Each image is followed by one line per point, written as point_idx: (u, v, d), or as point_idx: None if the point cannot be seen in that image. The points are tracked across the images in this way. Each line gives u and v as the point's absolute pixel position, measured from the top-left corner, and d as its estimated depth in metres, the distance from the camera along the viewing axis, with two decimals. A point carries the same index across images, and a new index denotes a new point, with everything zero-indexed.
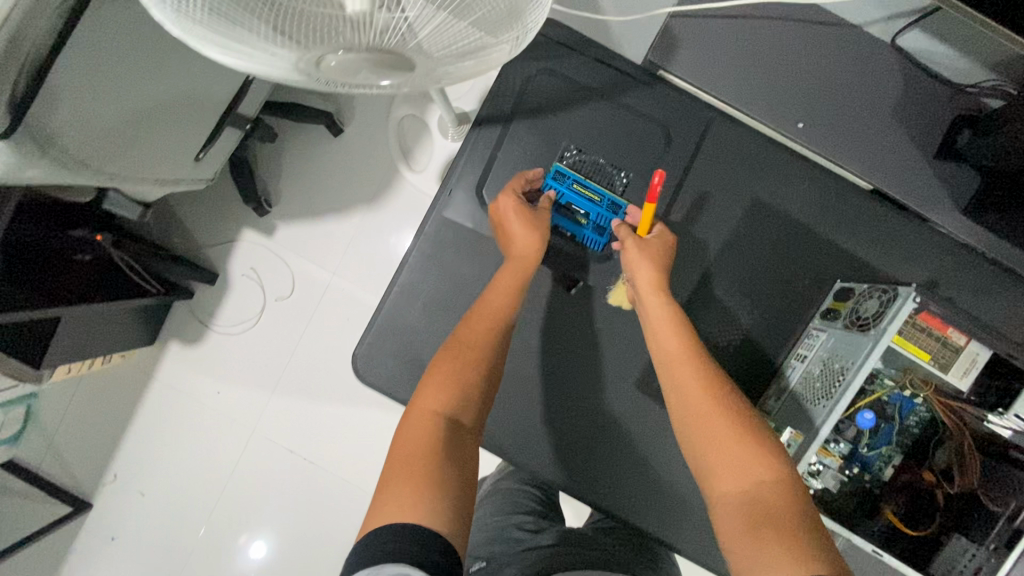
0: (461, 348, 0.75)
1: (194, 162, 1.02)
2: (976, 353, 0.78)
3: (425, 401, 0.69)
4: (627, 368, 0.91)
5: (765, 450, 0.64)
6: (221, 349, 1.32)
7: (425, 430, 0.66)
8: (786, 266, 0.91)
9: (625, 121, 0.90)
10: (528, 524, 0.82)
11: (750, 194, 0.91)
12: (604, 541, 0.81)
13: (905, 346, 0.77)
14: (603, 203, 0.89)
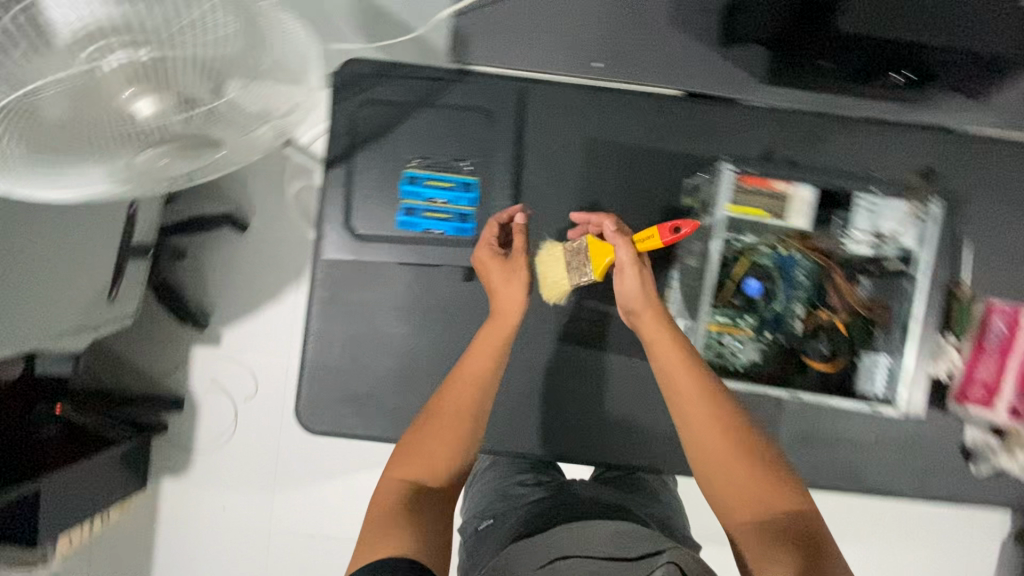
0: (440, 424, 0.76)
1: (109, 302, 1.00)
2: (803, 196, 0.94)
3: (400, 469, 0.73)
4: (534, 330, 1.01)
5: (779, 485, 0.68)
6: (207, 473, 1.29)
7: (403, 494, 0.69)
8: (643, 186, 0.99)
9: (450, 116, 0.96)
10: (527, 480, 0.95)
11: (584, 138, 0.99)
12: (597, 488, 0.92)
13: (743, 210, 0.93)
14: (457, 187, 0.94)
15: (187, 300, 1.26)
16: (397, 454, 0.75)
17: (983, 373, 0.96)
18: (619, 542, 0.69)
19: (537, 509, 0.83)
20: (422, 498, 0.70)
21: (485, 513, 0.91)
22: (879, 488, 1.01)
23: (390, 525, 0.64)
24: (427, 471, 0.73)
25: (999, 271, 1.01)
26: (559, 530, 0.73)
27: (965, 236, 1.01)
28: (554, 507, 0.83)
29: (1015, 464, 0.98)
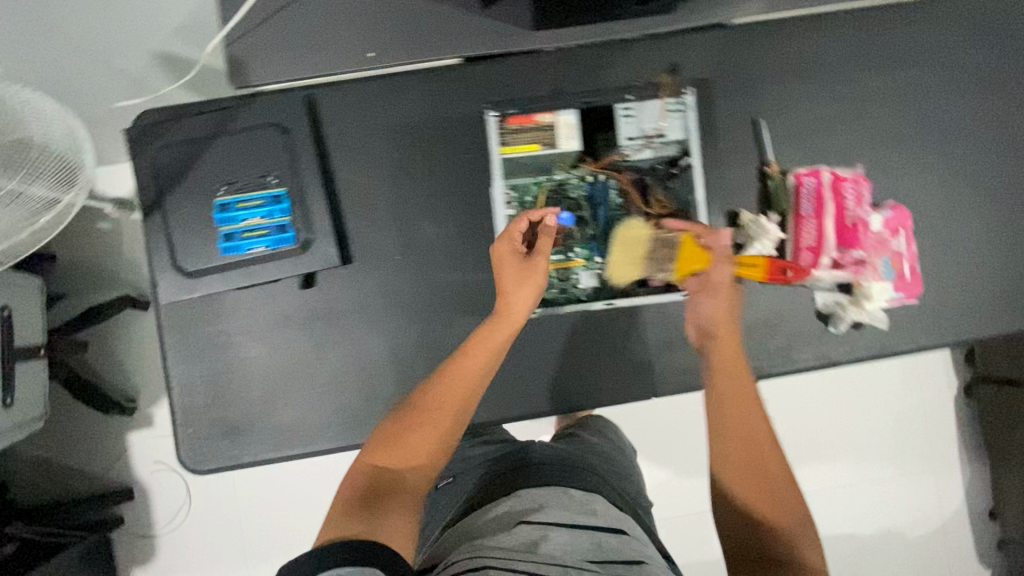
0: (432, 415, 0.86)
1: (7, 408, 1.25)
2: (567, 118, 1.01)
3: (376, 457, 0.83)
4: (390, 314, 1.03)
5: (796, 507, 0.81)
6: (182, 538, 1.71)
7: (375, 483, 0.79)
8: (450, 154, 1.04)
9: (246, 138, 0.99)
10: (484, 442, 1.18)
11: (382, 126, 1.03)
12: (548, 454, 1.05)
13: (517, 149, 1.01)
14: (267, 202, 0.98)
15: (121, 388, 1.68)
16: (376, 438, 0.85)
17: (807, 237, 1.01)
18: (574, 509, 0.86)
19: (494, 469, 1.06)
20: (394, 486, 0.80)
21: (447, 474, 1.13)
22: (755, 372, 1.03)
23: (359, 513, 0.75)
24: (408, 462, 0.83)
25: (804, 139, 1.05)
26: (522, 496, 0.91)
27: (762, 114, 1.04)
28: (509, 467, 1.03)
29: (863, 316, 1.00)
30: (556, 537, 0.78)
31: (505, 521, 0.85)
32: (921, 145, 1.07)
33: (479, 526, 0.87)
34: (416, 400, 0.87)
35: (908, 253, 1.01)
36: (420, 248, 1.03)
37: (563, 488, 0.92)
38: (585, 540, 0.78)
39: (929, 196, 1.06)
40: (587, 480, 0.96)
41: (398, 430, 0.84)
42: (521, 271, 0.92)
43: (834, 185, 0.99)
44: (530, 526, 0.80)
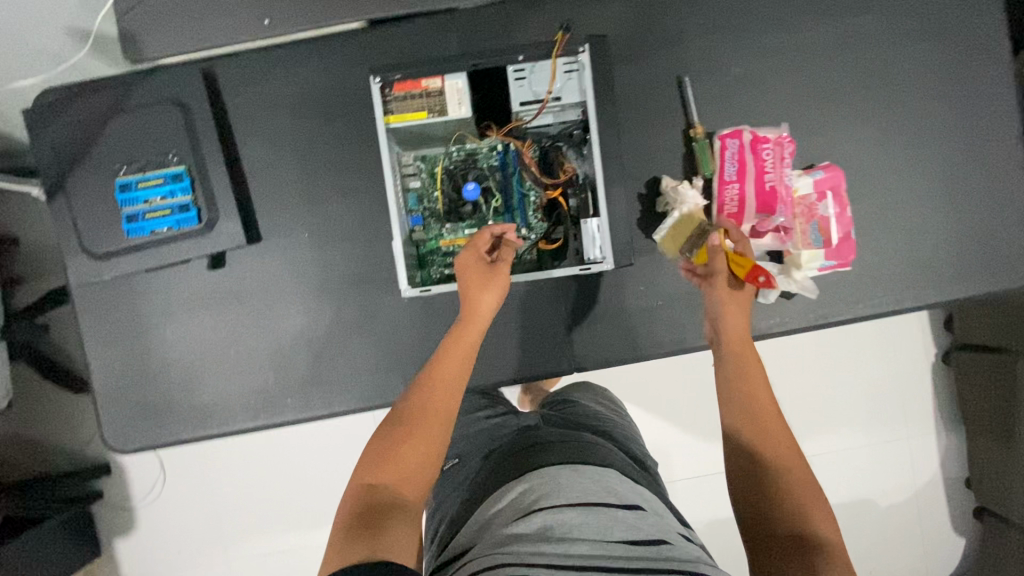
0: (426, 411, 0.73)
1: None
2: (456, 84, 0.86)
3: (369, 473, 0.69)
4: (303, 292, 1.01)
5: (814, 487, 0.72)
6: (145, 524, 1.56)
7: (373, 503, 0.65)
8: (357, 125, 0.99)
9: (143, 114, 0.96)
10: (488, 418, 1.01)
11: (286, 98, 0.99)
12: (557, 431, 0.89)
13: (404, 119, 0.87)
14: (167, 180, 0.95)
15: None
16: (365, 453, 0.71)
17: (729, 204, 0.95)
18: (588, 483, 0.71)
19: (498, 442, 0.90)
20: (393, 506, 0.65)
21: (453, 453, 0.98)
22: (678, 345, 0.99)
23: (358, 539, 0.61)
24: (409, 476, 0.68)
25: (731, 97, 0.98)
26: (536, 472, 0.75)
27: (686, 70, 0.97)
28: (514, 443, 0.87)
29: (792, 286, 0.95)
30: (578, 516, 0.64)
31: (517, 503, 0.70)
32: (858, 100, 1.00)
33: (493, 511, 0.72)
34: (405, 408, 0.74)
35: (838, 218, 0.95)
36: (332, 224, 1.01)
37: (577, 461, 0.76)
38: (613, 518, 0.65)
39: (863, 157, 1.00)
40: (600, 451, 0.81)
41: (389, 440, 0.71)
42: (494, 275, 0.83)
43: (754, 147, 0.93)
44: (546, 504, 0.67)
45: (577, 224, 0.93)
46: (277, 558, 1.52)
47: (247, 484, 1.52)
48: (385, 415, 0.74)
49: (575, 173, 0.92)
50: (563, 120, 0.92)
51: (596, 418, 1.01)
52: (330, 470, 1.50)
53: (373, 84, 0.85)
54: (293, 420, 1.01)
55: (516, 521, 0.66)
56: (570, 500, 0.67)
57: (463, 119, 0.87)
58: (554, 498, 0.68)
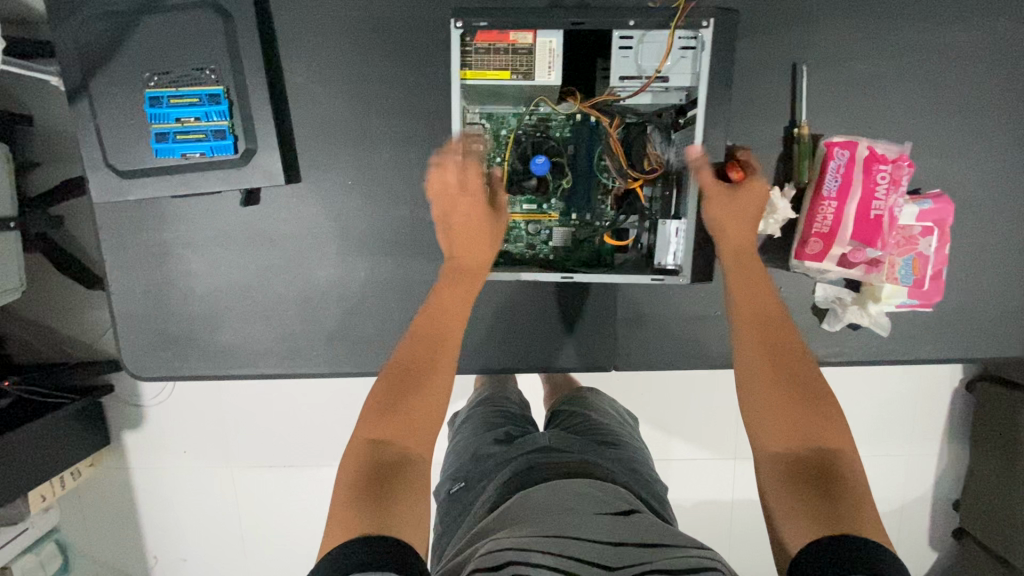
0: (422, 360, 0.70)
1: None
2: (548, 43, 0.73)
3: (368, 424, 0.65)
4: (339, 243, 0.94)
5: (825, 427, 0.61)
6: (153, 432, 1.58)
7: (379, 462, 0.61)
8: (420, 65, 0.87)
9: (180, 17, 0.84)
10: (498, 437, 0.90)
11: (341, 22, 0.87)
12: (566, 446, 0.82)
13: (482, 77, 0.75)
14: (203, 100, 0.85)
15: None
16: (368, 403, 0.66)
17: (821, 221, 0.84)
18: (596, 493, 0.68)
19: (506, 459, 0.81)
20: (403, 463, 0.62)
21: (457, 475, 0.86)
22: (726, 359, 0.93)
23: (367, 504, 0.57)
24: (417, 432, 0.65)
25: (849, 97, 0.86)
26: (544, 483, 0.70)
27: (806, 58, 0.84)
28: (517, 457, 0.79)
29: (865, 319, 0.88)
30: (584, 521, 0.62)
31: (523, 511, 0.66)
32: (988, 121, 0.87)
33: (495, 518, 0.67)
34: (407, 364, 0.69)
35: (935, 256, 0.87)
36: (377, 173, 0.91)
37: (581, 474, 0.72)
38: (614, 525, 0.62)
39: (977, 187, 0.89)
40: (608, 469, 0.76)
41: (394, 391, 0.67)
42: (489, 227, 0.79)
43: (868, 165, 0.82)
44: (549, 516, 0.63)
45: (650, 219, 0.85)
46: (279, 475, 1.57)
47: (257, 406, 1.54)
48: (383, 370, 0.69)
49: (659, 162, 0.84)
50: (660, 102, 0.80)
51: (611, 435, 0.92)
52: (337, 405, 1.53)
53: (453, 29, 0.72)
54: (317, 374, 0.97)
55: (516, 527, 0.62)
56: (576, 512, 0.64)
57: (550, 86, 0.75)
58: (559, 511, 0.64)
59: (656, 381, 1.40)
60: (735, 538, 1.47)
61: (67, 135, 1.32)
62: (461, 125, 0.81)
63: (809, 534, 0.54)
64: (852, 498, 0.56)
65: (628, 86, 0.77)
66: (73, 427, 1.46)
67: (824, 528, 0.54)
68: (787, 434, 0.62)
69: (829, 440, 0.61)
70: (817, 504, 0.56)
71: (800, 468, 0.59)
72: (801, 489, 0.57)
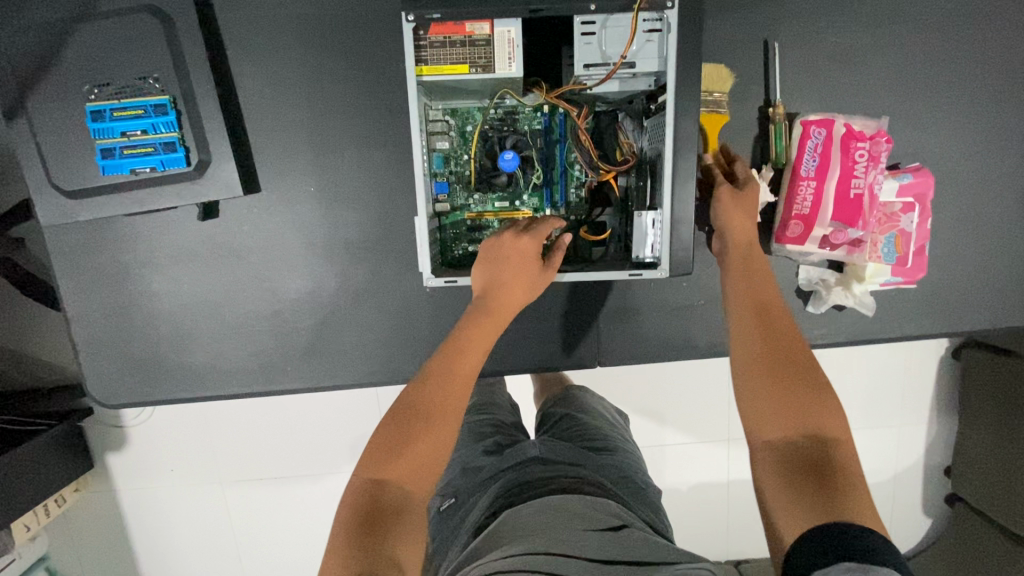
0: (433, 405, 0.65)
1: None
2: (507, 32, 0.69)
3: (369, 464, 0.61)
4: (306, 253, 0.90)
5: (822, 415, 0.59)
6: (135, 454, 1.53)
7: (377, 504, 0.58)
8: (378, 62, 0.83)
9: (118, 24, 0.79)
10: (488, 448, 0.88)
11: (290, 22, 0.82)
12: (555, 457, 0.79)
13: (439, 72, 0.71)
14: (148, 111, 0.80)
15: None
16: (372, 442, 0.62)
17: (801, 203, 0.82)
18: (584, 507, 0.66)
19: (496, 473, 0.79)
20: (399, 510, 0.58)
21: (447, 490, 0.84)
22: (713, 348, 0.91)
23: (360, 546, 0.54)
24: (418, 477, 0.61)
25: (823, 73, 0.83)
26: (533, 497, 0.69)
27: (777, 35, 0.81)
28: (506, 474, 0.77)
29: (849, 299, 0.86)
30: (573, 536, 0.61)
31: (510, 530, 0.64)
32: (964, 90, 0.85)
33: (484, 538, 0.66)
34: (416, 403, 0.65)
35: (918, 232, 0.85)
36: (341, 177, 0.87)
37: (569, 487, 0.70)
38: (604, 541, 0.60)
39: (956, 159, 0.87)
40: (599, 481, 0.75)
41: (399, 431, 0.62)
42: (531, 282, 0.75)
43: (845, 143, 0.80)
44: (538, 533, 0.62)
45: (625, 210, 0.82)
46: (270, 489, 1.54)
47: (241, 422, 1.50)
48: (390, 407, 0.65)
49: (632, 150, 0.81)
50: (628, 88, 0.76)
51: (601, 438, 0.90)
52: (324, 415, 1.49)
53: (404, 23, 0.67)
54: (293, 389, 0.93)
55: (504, 548, 0.61)
56: (565, 527, 0.62)
57: (511, 77, 0.71)
58: (546, 527, 0.63)
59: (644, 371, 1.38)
60: (732, 521, 1.48)
61: (11, 154, 1.24)
62: (422, 124, 0.77)
63: (802, 521, 0.52)
64: (847, 484, 0.54)
65: (593, 74, 0.73)
66: (52, 452, 1.40)
67: (818, 515, 0.52)
68: (783, 421, 0.60)
69: (826, 429, 0.59)
70: (813, 490, 0.54)
71: (793, 455, 0.57)
72: (796, 477, 0.55)
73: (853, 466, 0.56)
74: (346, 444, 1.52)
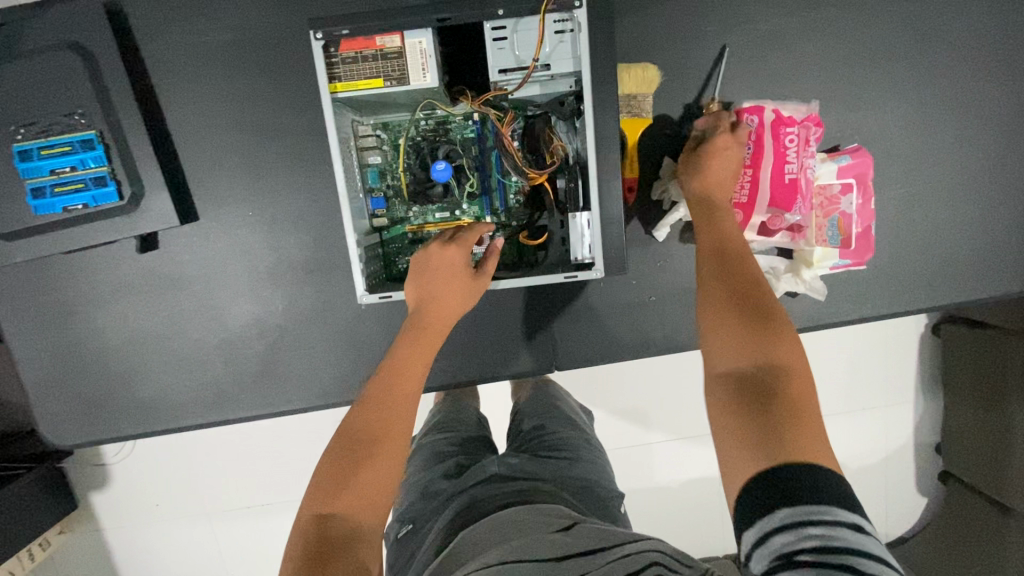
0: (376, 424, 0.62)
1: None
2: (419, 43, 0.69)
3: (314, 499, 0.56)
4: (251, 277, 0.89)
5: (776, 343, 0.55)
6: (114, 493, 1.51)
7: (321, 539, 0.53)
8: (304, 81, 0.82)
9: (38, 63, 0.78)
10: (447, 468, 0.85)
11: (215, 48, 0.82)
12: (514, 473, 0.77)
13: (354, 87, 0.70)
14: (76, 147, 0.79)
15: None
16: (317, 477, 0.58)
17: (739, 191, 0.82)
18: (539, 517, 0.64)
19: (454, 493, 0.77)
20: (348, 543, 0.53)
21: (406, 516, 0.81)
22: (669, 345, 0.90)
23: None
24: (370, 504, 0.56)
25: (751, 62, 0.82)
26: (489, 514, 0.67)
27: (701, 28, 0.81)
28: (462, 493, 0.75)
29: (800, 287, 0.85)
30: (521, 546, 0.58)
31: (461, 549, 0.62)
32: (895, 68, 0.84)
33: (440, 559, 0.62)
34: (360, 427, 0.61)
35: (860, 213, 0.85)
36: (280, 199, 0.86)
37: (526, 501, 0.68)
38: (554, 541, 0.58)
39: (895, 136, 0.87)
40: (557, 493, 0.73)
41: (343, 459, 0.58)
42: (465, 290, 0.74)
43: (775, 129, 0.79)
44: (492, 547, 0.59)
45: (563, 212, 0.81)
46: (253, 517, 1.52)
47: (217, 452, 1.48)
48: (332, 436, 0.61)
49: (563, 152, 0.79)
50: (551, 90, 0.76)
51: (564, 446, 0.88)
52: (301, 438, 1.48)
53: (313, 41, 0.67)
54: (250, 416, 0.92)
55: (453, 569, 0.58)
56: (521, 536, 0.60)
57: (427, 87, 0.70)
58: (500, 541, 0.60)
59: (625, 368, 1.38)
60: (722, 516, 1.46)
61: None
62: (348, 143, 0.77)
63: (748, 455, 0.47)
64: (795, 417, 0.49)
65: (510, 80, 0.73)
66: (33, 495, 1.38)
67: (766, 451, 0.47)
68: (739, 351, 0.55)
69: (779, 355, 0.54)
70: (761, 423, 0.49)
71: (746, 383, 0.53)
72: (744, 409, 0.51)
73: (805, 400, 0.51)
74: None
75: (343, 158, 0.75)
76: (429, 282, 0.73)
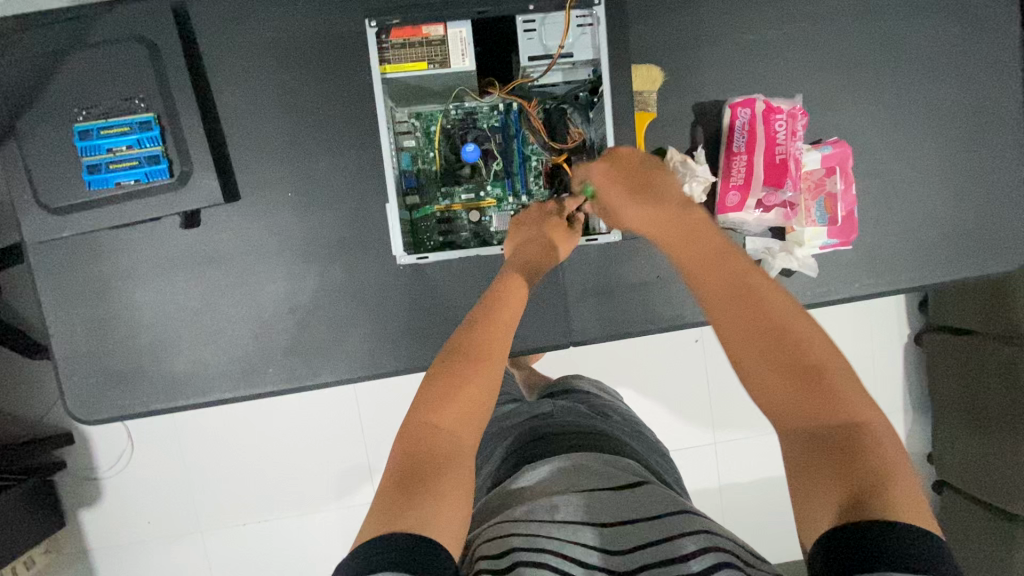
0: (479, 358, 0.68)
1: None
2: (459, 32, 0.83)
3: (418, 411, 0.64)
4: (286, 255, 0.94)
5: (842, 403, 0.57)
6: (109, 504, 1.46)
7: (431, 445, 0.61)
8: (345, 75, 0.92)
9: (105, 53, 0.86)
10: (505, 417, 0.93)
11: (266, 47, 0.91)
12: (573, 418, 0.84)
13: (402, 70, 0.84)
14: (134, 128, 0.86)
15: None
16: (425, 391, 0.65)
17: (736, 174, 0.93)
18: (603, 468, 0.69)
19: (517, 437, 0.83)
20: (446, 456, 0.61)
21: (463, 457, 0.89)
22: (677, 322, 0.95)
23: (400, 500, 0.55)
24: (469, 422, 0.64)
25: (741, 66, 0.94)
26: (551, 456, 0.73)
27: (698, 35, 0.93)
28: (525, 438, 0.81)
29: (793, 262, 0.93)
30: (594, 493, 0.64)
31: (532, 491, 0.68)
32: (864, 73, 0.97)
33: (507, 491, 0.71)
34: (465, 346, 0.69)
35: (844, 195, 0.95)
36: (316, 180, 0.93)
37: (592, 450, 0.74)
38: (625, 500, 0.63)
39: (869, 133, 0.98)
40: (618, 444, 0.78)
41: (434, 391, 0.65)
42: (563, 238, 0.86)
43: (767, 117, 0.91)
44: (558, 491, 0.65)
45: None
46: (253, 529, 1.48)
47: (220, 458, 1.46)
48: (441, 348, 0.69)
49: (581, 138, 0.90)
50: (571, 79, 0.89)
51: (607, 412, 0.95)
52: (307, 444, 1.46)
53: (368, 29, 0.81)
54: (276, 390, 0.95)
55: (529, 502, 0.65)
56: (585, 487, 0.65)
57: (464, 69, 0.84)
58: (565, 486, 0.66)
59: (635, 347, 1.44)
60: (727, 517, 1.49)
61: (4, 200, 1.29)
62: (390, 124, 0.87)
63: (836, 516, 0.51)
64: (885, 484, 0.52)
65: (533, 67, 0.86)
66: (23, 506, 1.31)
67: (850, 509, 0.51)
68: (804, 416, 0.58)
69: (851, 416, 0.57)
70: (853, 488, 0.52)
71: (818, 444, 0.56)
72: (825, 469, 0.54)
73: (889, 446, 0.55)
74: (330, 473, 1.48)
75: (387, 136, 0.85)
76: (532, 233, 0.84)
